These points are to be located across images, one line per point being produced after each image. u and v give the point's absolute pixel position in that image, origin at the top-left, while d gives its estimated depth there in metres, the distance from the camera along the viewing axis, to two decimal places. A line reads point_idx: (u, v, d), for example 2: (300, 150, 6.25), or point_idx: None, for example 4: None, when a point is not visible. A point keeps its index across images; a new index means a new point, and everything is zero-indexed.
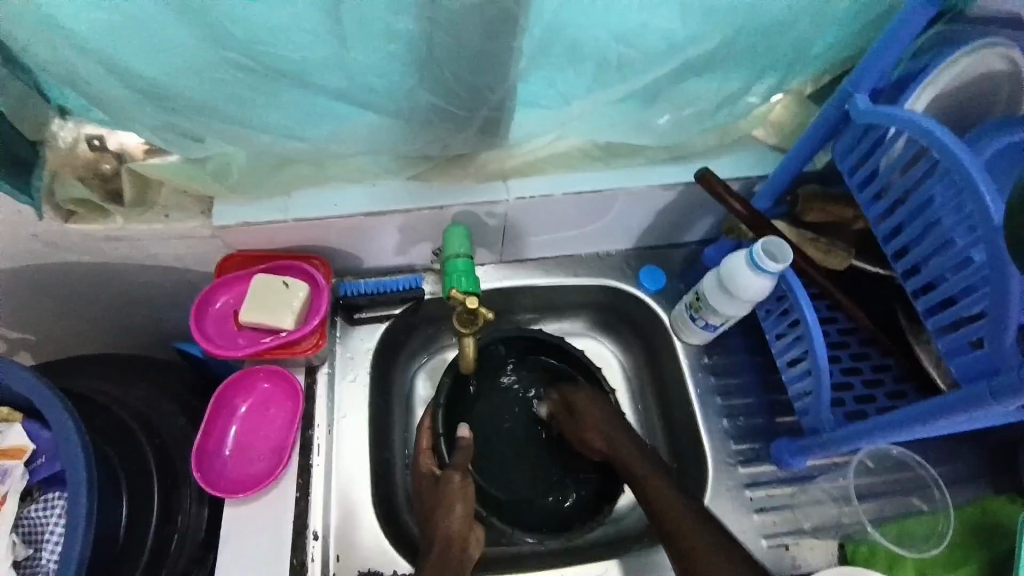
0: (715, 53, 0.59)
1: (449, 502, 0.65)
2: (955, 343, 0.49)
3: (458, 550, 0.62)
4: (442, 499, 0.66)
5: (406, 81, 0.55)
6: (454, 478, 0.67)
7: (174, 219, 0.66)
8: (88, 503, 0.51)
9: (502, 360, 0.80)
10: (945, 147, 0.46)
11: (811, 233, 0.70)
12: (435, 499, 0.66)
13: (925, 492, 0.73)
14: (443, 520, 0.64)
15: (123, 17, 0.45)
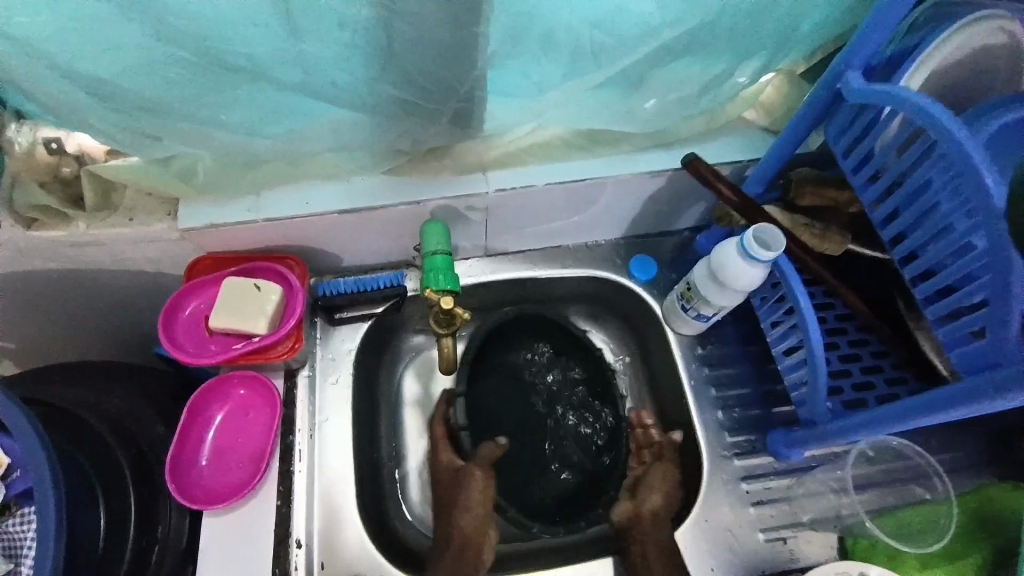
0: (699, 33, 0.56)
1: (467, 499, 0.66)
2: (954, 335, 0.47)
3: (472, 554, 0.64)
4: (456, 497, 0.67)
5: (368, 73, 0.52)
6: (477, 474, 0.67)
7: (138, 223, 0.63)
8: (56, 514, 0.48)
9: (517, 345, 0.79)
10: (942, 129, 0.43)
11: (805, 218, 0.66)
12: (450, 494, 0.68)
13: (926, 480, 0.72)
14: (456, 519, 0.65)
15: (52, 14, 0.42)
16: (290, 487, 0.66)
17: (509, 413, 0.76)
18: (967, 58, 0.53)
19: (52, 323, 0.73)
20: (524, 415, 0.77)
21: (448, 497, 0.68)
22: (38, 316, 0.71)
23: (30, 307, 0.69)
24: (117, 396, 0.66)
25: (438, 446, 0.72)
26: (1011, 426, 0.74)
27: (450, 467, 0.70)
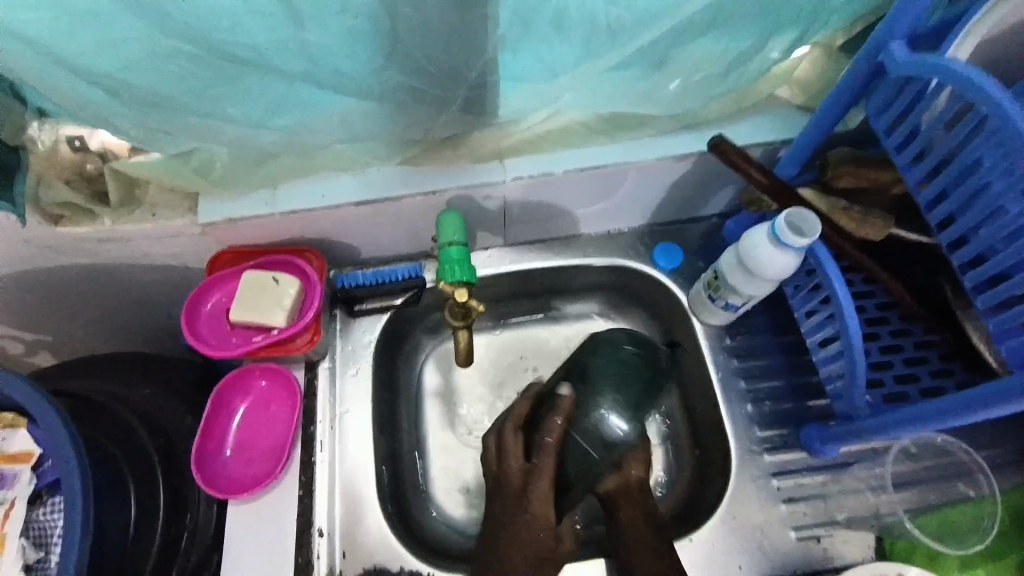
0: (725, 5, 0.52)
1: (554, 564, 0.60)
2: (1005, 326, 0.43)
3: None
4: (531, 530, 0.60)
5: (375, 61, 0.50)
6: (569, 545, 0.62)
7: (162, 218, 0.64)
8: (84, 505, 0.50)
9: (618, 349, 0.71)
10: (995, 102, 0.39)
11: (843, 200, 0.62)
12: (530, 518, 0.61)
13: (971, 478, 0.67)
14: None
15: (59, 11, 0.42)
16: (311, 478, 0.67)
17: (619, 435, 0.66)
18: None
19: (85, 316, 0.75)
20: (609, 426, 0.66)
21: (522, 527, 0.60)
22: (74, 311, 0.73)
23: (62, 301, 0.71)
24: (144, 389, 0.68)
25: (535, 471, 0.63)
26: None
27: (540, 505, 0.61)
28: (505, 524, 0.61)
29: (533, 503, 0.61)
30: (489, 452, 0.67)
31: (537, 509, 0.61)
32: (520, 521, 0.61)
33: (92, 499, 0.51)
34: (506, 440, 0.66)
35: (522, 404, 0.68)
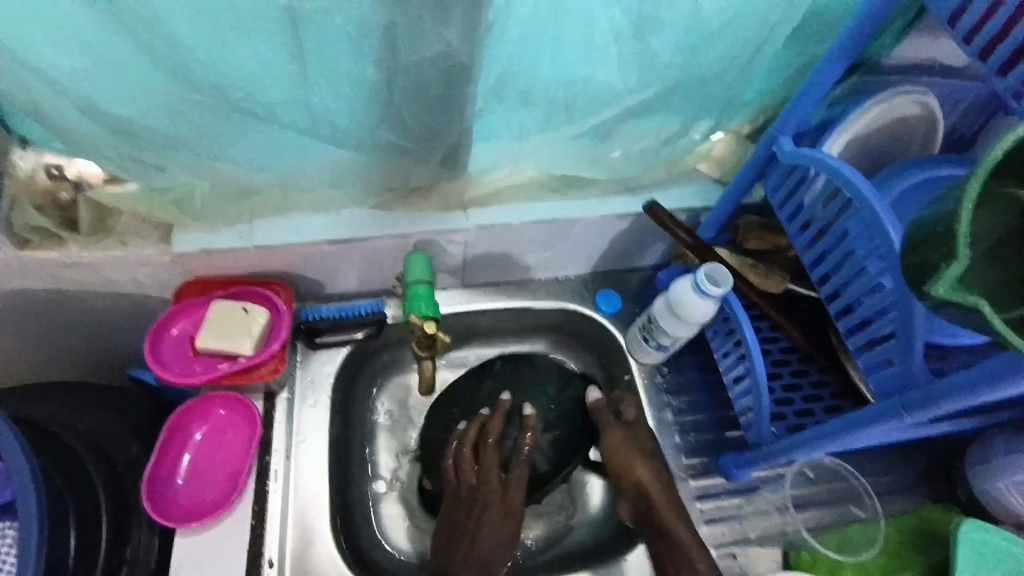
0: (655, 100, 0.64)
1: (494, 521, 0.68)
2: (873, 361, 0.53)
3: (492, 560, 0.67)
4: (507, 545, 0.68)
5: (369, 119, 0.58)
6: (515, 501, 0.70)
7: (132, 247, 0.66)
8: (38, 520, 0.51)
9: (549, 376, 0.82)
10: (856, 188, 0.51)
11: (750, 259, 0.75)
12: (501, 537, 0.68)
13: (859, 500, 0.79)
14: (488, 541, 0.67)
15: (94, 61, 0.48)
16: (264, 508, 0.67)
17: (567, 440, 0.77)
18: (889, 126, 0.59)
19: (28, 342, 0.73)
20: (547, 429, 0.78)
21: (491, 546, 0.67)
22: (17, 335, 0.72)
23: (12, 325, 0.70)
24: (92, 417, 0.67)
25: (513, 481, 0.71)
26: (944, 450, 0.82)
27: (513, 511, 0.69)
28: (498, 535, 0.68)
29: (511, 506, 0.69)
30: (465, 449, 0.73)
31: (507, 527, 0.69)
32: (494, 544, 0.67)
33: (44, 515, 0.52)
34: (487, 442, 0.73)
35: (495, 421, 0.75)
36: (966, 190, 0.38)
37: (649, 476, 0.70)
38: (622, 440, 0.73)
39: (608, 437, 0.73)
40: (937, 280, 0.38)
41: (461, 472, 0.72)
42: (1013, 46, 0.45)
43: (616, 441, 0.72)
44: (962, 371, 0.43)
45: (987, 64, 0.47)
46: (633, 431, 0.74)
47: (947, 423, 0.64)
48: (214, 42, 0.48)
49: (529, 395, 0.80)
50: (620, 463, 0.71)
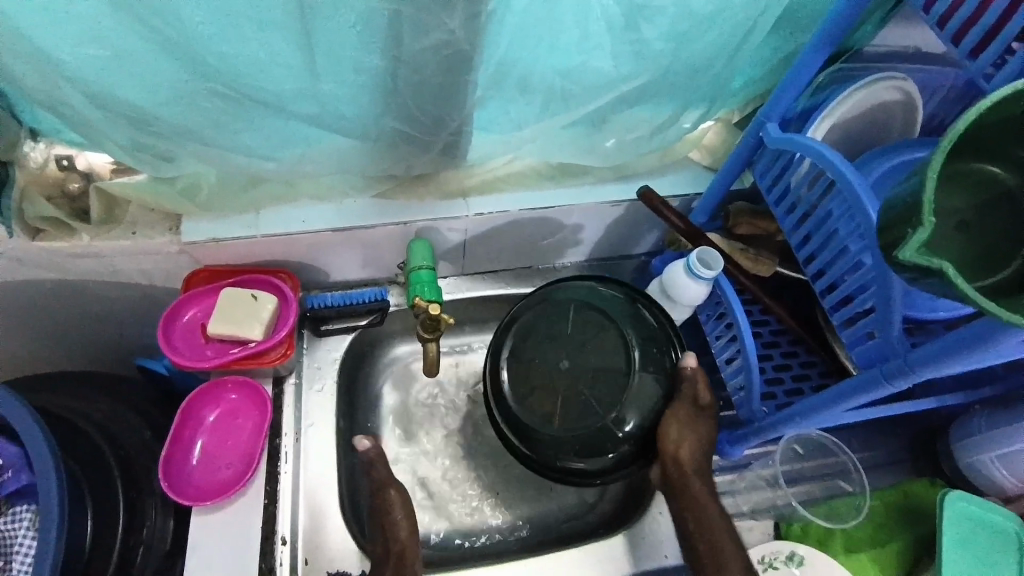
0: (647, 89, 0.66)
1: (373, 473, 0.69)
2: (854, 335, 0.55)
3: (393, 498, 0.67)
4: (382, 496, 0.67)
5: (373, 108, 0.60)
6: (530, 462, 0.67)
7: (141, 236, 0.68)
8: (60, 502, 0.53)
9: (638, 336, 0.69)
10: (838, 171, 0.53)
11: (741, 244, 0.78)
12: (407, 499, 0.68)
13: (847, 475, 0.81)
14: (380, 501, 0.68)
15: (113, 53, 0.50)
16: (275, 489, 0.69)
17: (637, 412, 0.66)
18: (869, 113, 0.62)
19: (38, 331, 0.76)
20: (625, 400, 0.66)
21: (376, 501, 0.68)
22: (29, 324, 0.74)
23: (25, 314, 0.73)
24: (103, 403, 0.69)
25: (579, 444, 0.65)
26: (930, 427, 0.85)
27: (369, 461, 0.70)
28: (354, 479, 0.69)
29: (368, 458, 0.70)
30: (536, 404, 0.66)
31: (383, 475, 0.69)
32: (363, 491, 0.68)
33: (65, 497, 0.54)
34: (560, 404, 0.66)
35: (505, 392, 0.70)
36: (927, 163, 0.38)
37: (689, 454, 0.66)
38: (684, 420, 0.66)
39: (668, 422, 0.66)
40: (901, 245, 0.38)
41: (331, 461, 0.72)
42: (980, 33, 0.48)
43: (678, 415, 0.66)
44: (938, 339, 0.45)
45: (959, 48, 0.50)
46: (682, 420, 0.66)
47: (930, 399, 0.66)
48: (227, 33, 0.49)
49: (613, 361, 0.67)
50: (671, 439, 0.66)
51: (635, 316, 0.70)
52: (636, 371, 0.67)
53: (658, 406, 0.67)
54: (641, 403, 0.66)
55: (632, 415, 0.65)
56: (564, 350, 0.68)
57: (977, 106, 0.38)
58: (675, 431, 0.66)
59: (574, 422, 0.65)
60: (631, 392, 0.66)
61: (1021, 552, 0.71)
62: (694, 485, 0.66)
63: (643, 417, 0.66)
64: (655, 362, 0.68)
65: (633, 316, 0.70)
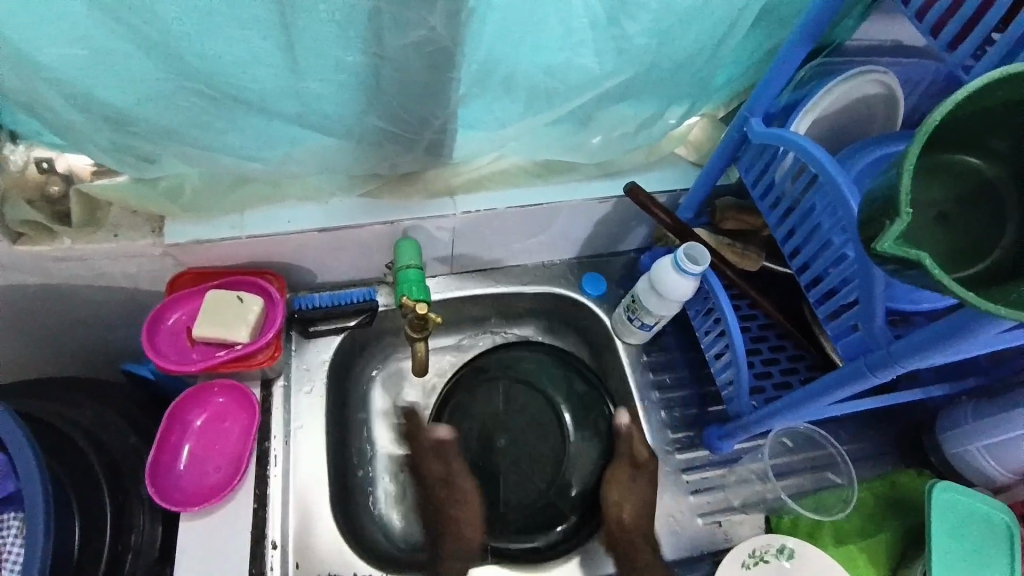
0: (631, 85, 0.67)
1: (436, 476, 0.77)
2: (839, 328, 0.56)
3: (453, 500, 0.75)
4: (461, 495, 0.75)
5: (356, 107, 0.60)
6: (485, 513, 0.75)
7: (124, 238, 0.67)
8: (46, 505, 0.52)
9: (573, 404, 0.81)
10: (821, 164, 0.53)
11: (728, 239, 0.79)
12: (466, 501, 0.75)
13: (836, 467, 0.81)
14: (443, 506, 0.75)
15: (90, 53, 0.49)
16: (265, 492, 0.69)
17: (573, 476, 0.77)
18: (851, 106, 0.62)
19: (21, 337, 0.74)
20: (560, 462, 0.78)
21: (448, 502, 0.75)
22: (12, 330, 0.73)
23: (7, 320, 0.71)
24: (89, 408, 0.68)
25: (528, 514, 0.76)
26: (916, 418, 0.86)
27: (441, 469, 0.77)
28: (434, 481, 0.77)
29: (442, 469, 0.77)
30: (486, 474, 0.77)
31: (439, 480, 0.77)
32: (440, 494, 0.76)
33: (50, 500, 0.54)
34: (508, 470, 0.78)
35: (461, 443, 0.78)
36: (906, 153, 0.38)
37: (631, 515, 0.73)
38: (626, 482, 0.75)
39: (611, 482, 0.75)
40: (881, 235, 0.38)
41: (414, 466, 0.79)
42: (958, 25, 0.48)
43: (620, 476, 0.75)
44: (921, 331, 0.45)
45: (938, 40, 0.50)
46: (623, 479, 0.75)
47: (915, 390, 0.67)
48: (206, 33, 0.49)
49: (547, 428, 0.80)
50: (613, 501, 0.74)
51: (569, 386, 0.82)
52: (571, 437, 0.80)
53: (598, 472, 0.78)
54: (582, 468, 0.78)
55: (566, 482, 0.77)
56: (514, 421, 0.80)
57: (954, 96, 0.38)
58: (615, 494, 0.74)
59: (522, 491, 0.77)
60: (569, 455, 0.79)
61: (1010, 540, 0.72)
62: (636, 541, 0.72)
63: (581, 481, 0.77)
64: (588, 427, 0.80)
65: (568, 387, 0.82)
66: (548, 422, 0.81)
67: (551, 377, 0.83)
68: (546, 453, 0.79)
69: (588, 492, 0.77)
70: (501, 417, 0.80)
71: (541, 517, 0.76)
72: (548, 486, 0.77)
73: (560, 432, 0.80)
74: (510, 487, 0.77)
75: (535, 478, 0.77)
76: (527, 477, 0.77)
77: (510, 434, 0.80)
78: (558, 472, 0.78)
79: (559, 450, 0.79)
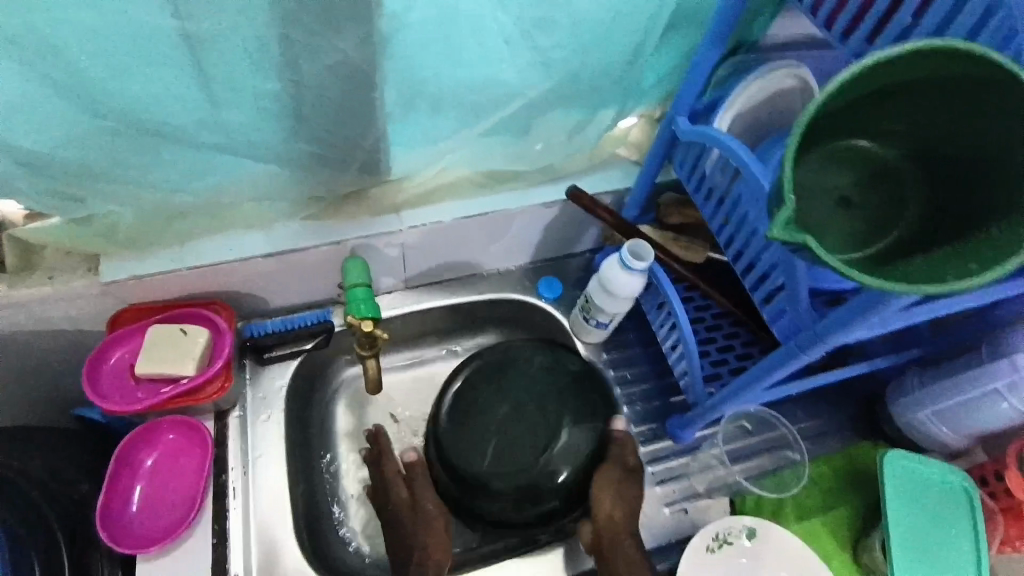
0: (560, 93, 0.68)
1: (399, 500, 0.73)
2: (773, 311, 0.58)
3: (411, 521, 0.71)
4: (423, 517, 0.71)
5: (280, 134, 0.60)
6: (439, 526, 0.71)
7: (60, 282, 0.65)
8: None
9: (557, 399, 0.75)
10: (740, 158, 0.55)
11: (673, 233, 0.81)
12: (427, 524, 0.71)
13: (791, 446, 0.84)
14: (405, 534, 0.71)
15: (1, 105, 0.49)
16: (224, 526, 0.69)
17: (561, 467, 0.72)
18: (771, 100, 0.64)
19: None
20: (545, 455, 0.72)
21: (411, 526, 0.71)
22: None
23: None
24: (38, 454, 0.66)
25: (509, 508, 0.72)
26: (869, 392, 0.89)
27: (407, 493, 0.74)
28: (398, 505, 0.73)
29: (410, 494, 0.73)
30: (463, 459, 0.72)
31: (403, 502, 0.73)
32: (404, 517, 0.72)
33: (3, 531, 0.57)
34: (482, 459, 0.72)
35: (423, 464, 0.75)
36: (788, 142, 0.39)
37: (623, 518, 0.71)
38: (614, 482, 0.73)
39: (602, 483, 0.72)
40: (772, 221, 0.39)
41: (377, 490, 0.76)
42: (848, 16, 0.51)
43: (608, 475, 0.73)
44: (842, 308, 0.47)
45: (831, 33, 0.53)
46: (609, 478, 0.73)
47: (862, 364, 0.70)
48: (121, 75, 0.49)
49: (531, 413, 0.74)
50: (604, 504, 0.71)
51: (554, 371, 0.76)
52: (563, 429, 0.73)
53: (588, 463, 0.73)
54: (572, 458, 0.72)
55: (552, 471, 0.72)
56: (491, 411, 0.74)
57: (830, 83, 0.39)
58: (607, 494, 0.72)
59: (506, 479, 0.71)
60: (557, 445, 0.72)
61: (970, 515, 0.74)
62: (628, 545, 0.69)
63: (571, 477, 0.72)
64: (580, 418, 0.74)
65: (552, 371, 0.76)
66: (524, 405, 0.74)
67: (534, 362, 0.77)
68: (527, 440, 0.72)
69: (575, 487, 0.73)
70: (478, 403, 0.75)
71: (524, 509, 0.71)
72: (533, 474, 0.71)
73: (545, 419, 0.74)
74: (487, 478, 0.71)
75: (516, 467, 0.71)
76: (509, 468, 0.71)
77: (489, 421, 0.74)
78: (549, 458, 0.72)
79: (544, 436, 0.73)
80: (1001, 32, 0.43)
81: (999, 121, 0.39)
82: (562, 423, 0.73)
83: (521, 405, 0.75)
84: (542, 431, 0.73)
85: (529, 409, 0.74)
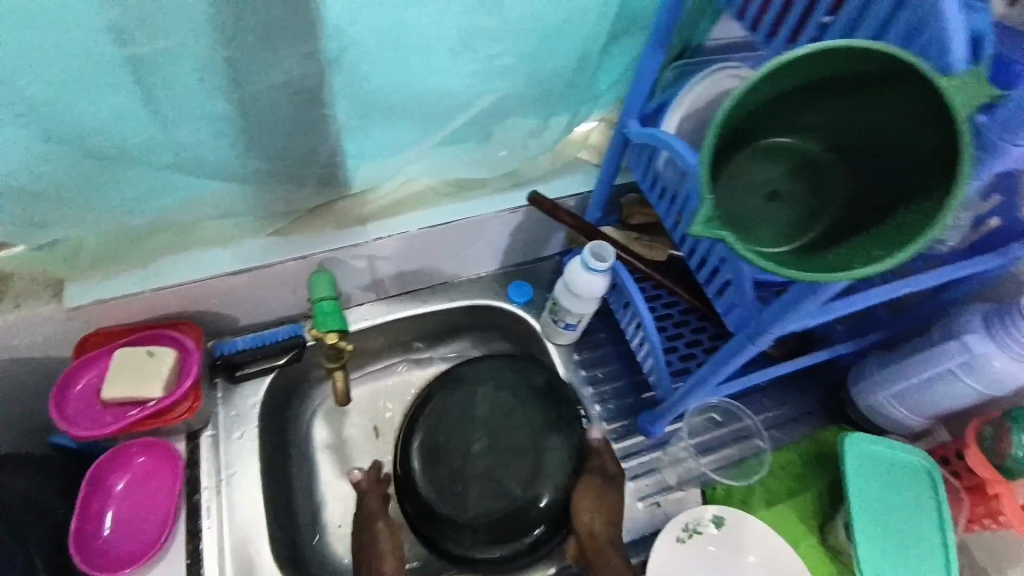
0: (514, 100, 0.70)
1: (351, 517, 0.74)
2: (724, 306, 0.60)
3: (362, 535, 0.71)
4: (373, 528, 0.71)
5: (234, 152, 0.61)
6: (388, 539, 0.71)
7: (24, 308, 0.65)
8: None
9: (540, 422, 0.78)
10: (683, 157, 0.58)
11: (635, 233, 0.83)
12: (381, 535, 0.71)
13: (757, 435, 0.87)
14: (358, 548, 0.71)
15: None
16: (198, 546, 0.68)
17: (544, 491, 0.75)
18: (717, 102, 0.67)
19: None
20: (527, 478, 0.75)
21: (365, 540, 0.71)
22: None
23: None
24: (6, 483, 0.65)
25: (490, 533, 0.73)
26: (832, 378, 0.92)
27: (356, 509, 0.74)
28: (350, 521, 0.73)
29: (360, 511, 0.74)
30: (446, 484, 0.75)
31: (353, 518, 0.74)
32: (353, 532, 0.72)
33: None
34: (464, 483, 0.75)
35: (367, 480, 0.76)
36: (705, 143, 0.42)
37: (604, 526, 0.72)
38: (596, 489, 0.74)
39: (584, 492, 0.74)
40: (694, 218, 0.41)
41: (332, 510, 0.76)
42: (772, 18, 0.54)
43: (590, 482, 0.74)
44: (784, 295, 0.50)
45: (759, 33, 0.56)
46: (591, 484, 0.74)
47: (822, 351, 0.73)
48: (73, 98, 0.50)
49: (514, 439, 0.77)
50: (586, 511, 0.73)
51: (538, 394, 0.79)
52: (546, 450, 0.76)
53: (569, 485, 0.76)
54: (554, 481, 0.75)
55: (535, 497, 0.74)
56: (476, 432, 0.77)
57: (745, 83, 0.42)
58: (588, 504, 0.73)
59: (487, 504, 0.74)
60: (539, 469, 0.75)
61: (937, 505, 0.76)
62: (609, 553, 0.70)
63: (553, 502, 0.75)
64: (562, 439, 0.77)
65: (537, 394, 0.80)
66: (507, 429, 0.78)
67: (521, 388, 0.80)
68: (510, 464, 0.76)
69: (557, 512, 0.75)
70: (464, 425, 0.78)
71: (506, 534, 0.73)
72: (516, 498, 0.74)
73: (528, 444, 0.77)
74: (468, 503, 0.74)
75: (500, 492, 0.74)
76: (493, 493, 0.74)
77: (475, 442, 0.77)
78: (532, 482, 0.75)
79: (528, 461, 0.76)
80: (906, 26, 0.45)
81: (900, 113, 0.42)
82: (544, 445, 0.76)
83: (504, 427, 0.78)
84: (524, 454, 0.76)
85: (513, 433, 0.77)
